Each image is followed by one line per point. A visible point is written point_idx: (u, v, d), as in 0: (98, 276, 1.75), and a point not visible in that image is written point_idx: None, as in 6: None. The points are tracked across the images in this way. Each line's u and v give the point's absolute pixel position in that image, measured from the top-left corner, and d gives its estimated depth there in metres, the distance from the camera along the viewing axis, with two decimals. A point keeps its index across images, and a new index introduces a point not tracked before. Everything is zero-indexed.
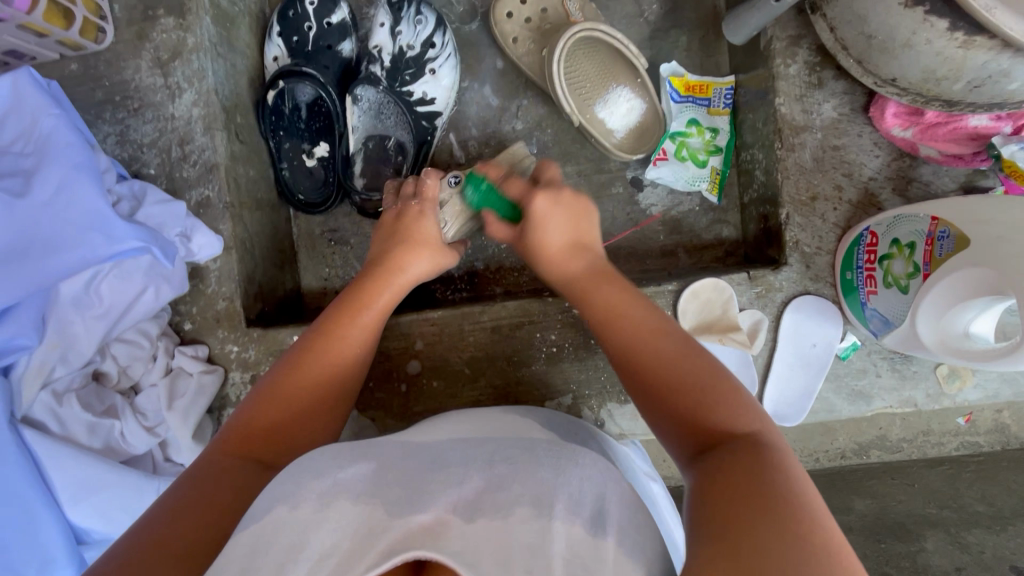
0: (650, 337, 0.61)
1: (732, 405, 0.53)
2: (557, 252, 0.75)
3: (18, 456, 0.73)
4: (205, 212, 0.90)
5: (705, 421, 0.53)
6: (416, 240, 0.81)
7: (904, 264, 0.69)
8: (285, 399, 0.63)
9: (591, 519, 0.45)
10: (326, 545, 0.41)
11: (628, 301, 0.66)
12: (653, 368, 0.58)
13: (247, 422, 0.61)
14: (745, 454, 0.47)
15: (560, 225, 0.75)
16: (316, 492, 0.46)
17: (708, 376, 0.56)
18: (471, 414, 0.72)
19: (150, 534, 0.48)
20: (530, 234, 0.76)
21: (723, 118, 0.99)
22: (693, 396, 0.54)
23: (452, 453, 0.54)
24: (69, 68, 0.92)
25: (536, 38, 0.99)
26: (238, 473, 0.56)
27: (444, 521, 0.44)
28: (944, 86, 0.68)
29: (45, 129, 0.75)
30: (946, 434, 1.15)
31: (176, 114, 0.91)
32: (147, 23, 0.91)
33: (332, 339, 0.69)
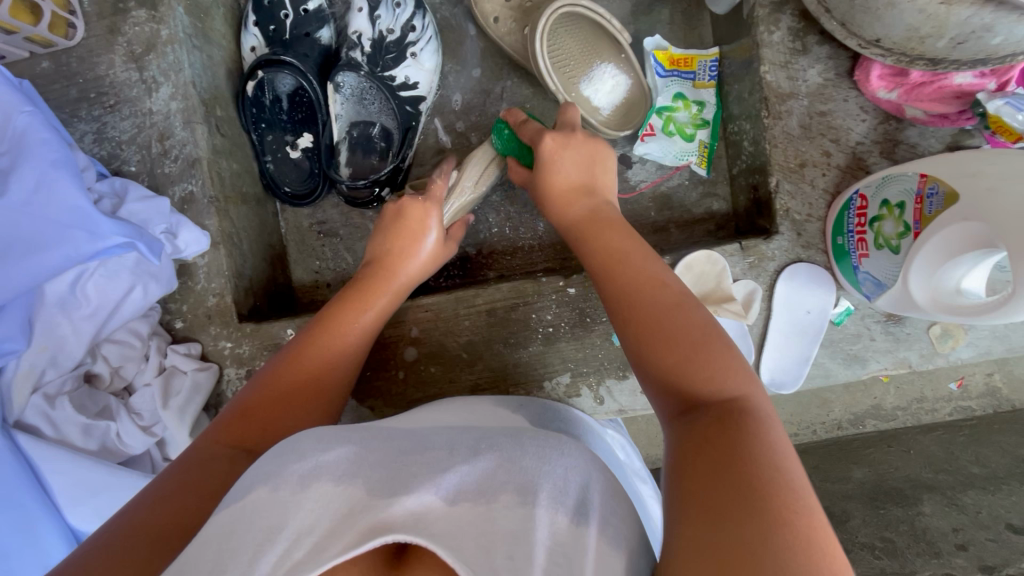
0: (647, 288, 0.61)
1: (720, 364, 0.52)
2: (563, 192, 0.76)
3: (13, 461, 0.73)
4: (190, 208, 0.88)
5: (686, 378, 0.52)
6: (416, 233, 0.80)
7: (895, 225, 0.69)
8: (278, 388, 0.63)
9: (576, 509, 0.45)
10: (304, 525, 0.41)
11: (630, 247, 0.66)
12: (644, 317, 0.58)
13: (240, 407, 0.62)
14: (719, 419, 0.46)
15: (571, 164, 0.76)
16: (294, 473, 0.45)
17: (700, 331, 0.55)
18: (459, 404, 0.72)
19: (135, 520, 0.48)
20: (540, 171, 0.77)
21: (709, 90, 0.98)
22: (679, 351, 0.54)
23: (444, 438, 0.55)
24: (41, 66, 0.90)
25: (517, 17, 0.97)
26: (230, 462, 0.55)
27: (428, 506, 0.44)
28: (928, 44, 0.68)
29: (18, 128, 0.73)
30: (939, 400, 1.17)
31: (154, 109, 0.89)
32: (118, 17, 0.89)
33: (331, 331, 0.70)
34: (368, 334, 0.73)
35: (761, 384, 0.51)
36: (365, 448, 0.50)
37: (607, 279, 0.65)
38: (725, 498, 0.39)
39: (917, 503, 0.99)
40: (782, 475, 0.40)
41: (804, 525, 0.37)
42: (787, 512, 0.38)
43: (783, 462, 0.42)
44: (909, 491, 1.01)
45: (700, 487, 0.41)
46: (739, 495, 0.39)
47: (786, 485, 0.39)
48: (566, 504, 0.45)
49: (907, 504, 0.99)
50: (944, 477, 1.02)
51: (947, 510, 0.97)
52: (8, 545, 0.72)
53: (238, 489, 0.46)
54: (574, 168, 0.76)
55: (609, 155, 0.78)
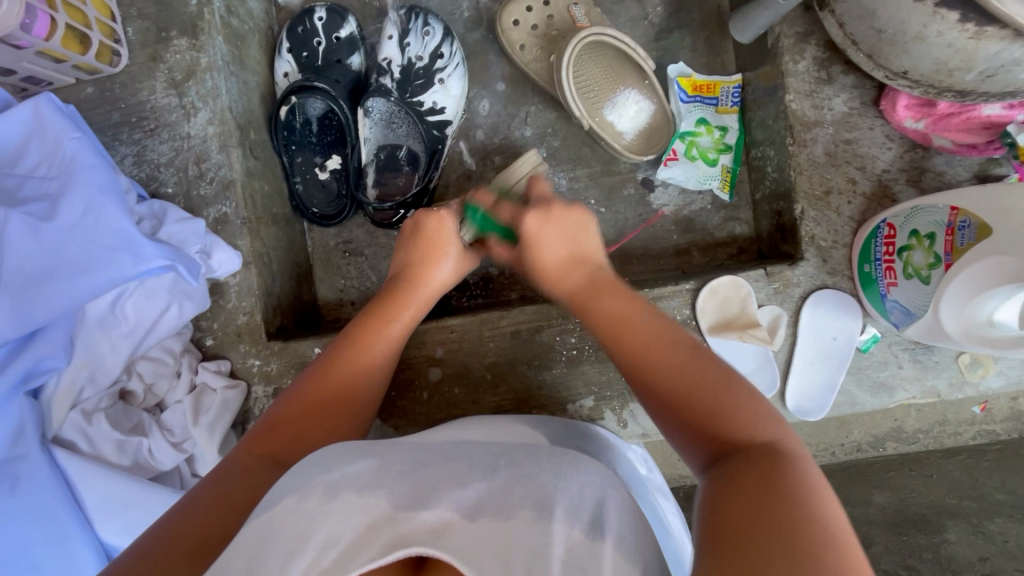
0: (666, 334, 0.62)
1: (747, 412, 0.53)
2: (556, 268, 0.74)
3: (50, 474, 0.75)
4: (223, 228, 0.91)
5: (717, 426, 0.52)
6: (439, 246, 0.80)
7: (925, 255, 0.69)
8: (306, 402, 0.64)
9: (590, 524, 0.46)
10: (330, 536, 0.42)
11: (634, 310, 0.66)
12: (658, 365, 0.59)
13: (269, 422, 0.62)
14: (758, 467, 0.47)
15: (556, 238, 0.75)
16: (322, 482, 0.46)
17: (718, 378, 0.56)
18: (482, 422, 0.72)
19: (172, 528, 0.49)
20: (527, 256, 0.76)
21: (732, 116, 0.99)
22: (703, 396, 0.55)
23: (466, 455, 0.57)
24: (85, 92, 0.93)
25: (543, 45, 1.00)
26: (259, 474, 0.56)
27: (449, 520, 0.44)
28: (957, 77, 0.68)
29: (68, 153, 0.76)
30: (962, 424, 1.11)
31: (192, 133, 0.92)
32: (161, 45, 0.92)
33: (357, 348, 0.70)
34: (391, 346, 0.73)
35: (792, 429, 0.52)
36: (386, 463, 0.52)
37: (620, 329, 0.64)
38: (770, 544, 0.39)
39: (943, 532, 1.00)
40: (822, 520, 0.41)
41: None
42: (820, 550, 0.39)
43: (827, 515, 0.42)
44: (933, 518, 1.02)
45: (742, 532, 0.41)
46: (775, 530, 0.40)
47: (820, 523, 0.41)
48: (581, 521, 0.46)
49: (933, 533, 1.01)
50: (969, 503, 1.02)
51: (973, 538, 0.98)
52: (41, 559, 0.73)
53: (268, 501, 0.46)
54: (555, 243, 0.74)
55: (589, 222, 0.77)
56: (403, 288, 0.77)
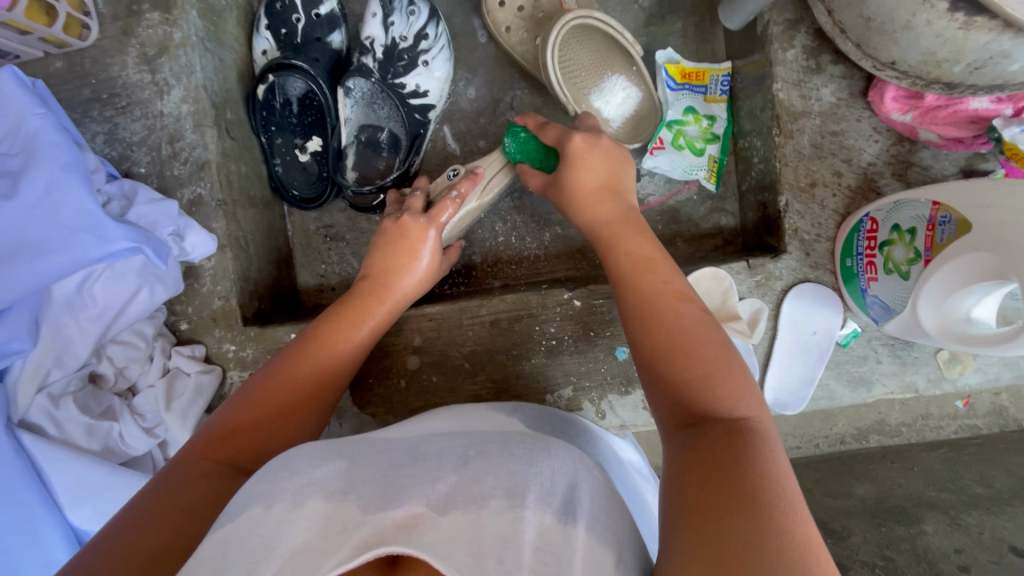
0: (672, 303, 0.60)
1: (734, 387, 0.51)
2: (590, 192, 0.75)
3: (16, 460, 0.73)
4: (197, 211, 0.89)
5: (693, 395, 0.51)
6: (410, 254, 0.80)
7: (905, 251, 0.68)
8: (267, 403, 0.64)
9: (563, 509, 0.46)
10: (296, 544, 0.41)
11: (650, 265, 0.65)
12: (663, 331, 0.57)
13: (228, 424, 0.61)
14: (725, 435, 0.46)
15: (596, 165, 0.76)
16: (287, 492, 0.46)
17: (715, 352, 0.54)
18: (455, 410, 0.73)
19: (127, 541, 0.48)
20: (565, 176, 0.76)
21: (720, 104, 0.98)
22: (699, 364, 0.53)
23: (438, 448, 0.56)
24: (54, 66, 0.90)
25: (530, 27, 0.97)
26: (216, 481, 0.55)
27: (417, 515, 0.44)
28: (945, 68, 0.67)
29: (31, 129, 0.73)
30: (945, 417, 1.15)
31: (165, 111, 0.89)
32: (132, 19, 0.89)
33: (322, 350, 0.70)
34: (358, 350, 0.74)
35: (767, 406, 0.51)
36: (355, 467, 0.51)
37: (631, 285, 0.64)
38: (725, 506, 0.39)
39: (919, 523, 0.92)
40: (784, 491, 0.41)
41: (803, 536, 0.38)
42: (781, 524, 0.38)
43: (787, 480, 0.42)
44: (911, 510, 0.95)
45: (701, 495, 0.42)
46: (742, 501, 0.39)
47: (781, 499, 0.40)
48: (553, 504, 0.46)
49: (909, 523, 0.93)
50: (947, 495, 0.97)
51: (950, 530, 0.90)
52: (8, 542, 0.72)
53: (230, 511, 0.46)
54: (597, 168, 0.76)
55: (627, 160, 0.78)
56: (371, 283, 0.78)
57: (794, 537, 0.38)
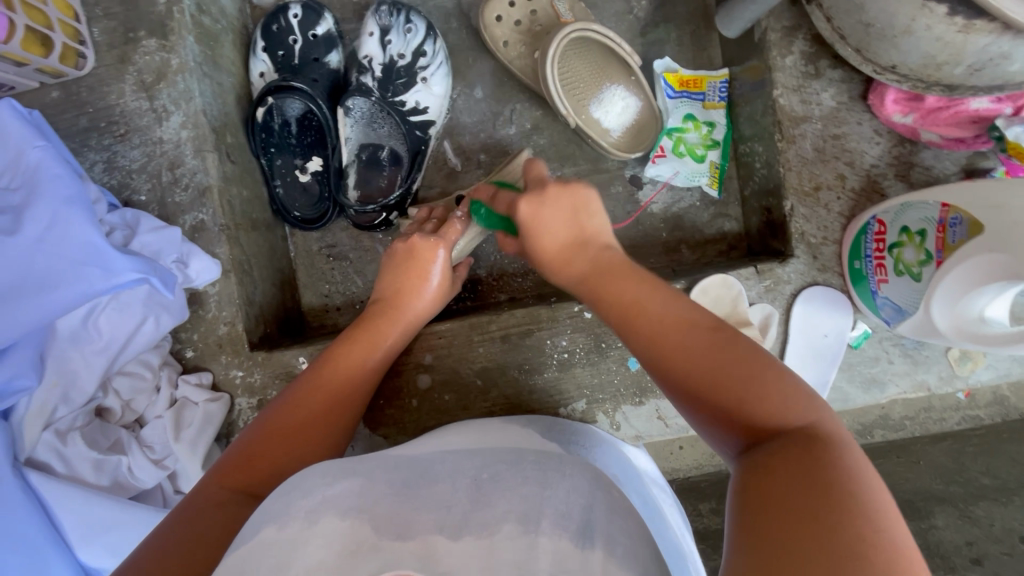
0: (672, 334, 0.56)
1: (779, 391, 0.50)
2: (557, 252, 0.70)
3: (24, 501, 0.71)
4: (200, 236, 0.88)
5: (742, 413, 0.50)
6: (421, 272, 0.79)
7: (915, 252, 0.69)
8: (285, 426, 0.63)
9: (580, 530, 0.45)
10: (313, 558, 0.40)
11: (649, 296, 0.61)
12: (679, 349, 0.55)
13: (248, 453, 0.61)
14: (793, 456, 0.44)
15: (557, 220, 0.70)
16: (300, 509, 0.45)
17: (747, 356, 0.53)
18: (473, 425, 0.73)
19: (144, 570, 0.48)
20: (528, 242, 0.71)
21: (719, 111, 0.98)
22: (734, 375, 0.52)
23: (449, 470, 0.56)
24: (50, 96, 0.89)
25: (527, 41, 0.98)
26: (233, 509, 0.55)
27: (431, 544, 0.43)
28: (945, 71, 0.68)
29: (32, 162, 0.72)
30: (947, 410, 1.10)
31: (164, 137, 0.88)
32: (129, 46, 0.88)
33: (336, 373, 0.69)
34: (374, 371, 0.73)
35: (823, 403, 0.50)
36: (367, 481, 0.51)
37: (631, 330, 0.60)
38: (803, 532, 0.38)
39: (930, 517, 0.94)
40: (861, 503, 0.40)
41: (887, 556, 0.37)
42: (866, 548, 0.37)
43: (863, 490, 0.41)
44: (921, 504, 0.96)
45: (769, 523, 0.40)
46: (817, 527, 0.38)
47: (859, 515, 0.39)
48: (569, 528, 0.45)
49: (920, 518, 0.94)
50: (956, 488, 0.97)
51: (961, 523, 0.93)
52: None
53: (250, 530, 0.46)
54: (558, 232, 0.70)
55: None
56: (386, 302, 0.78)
57: (877, 564, 0.36)
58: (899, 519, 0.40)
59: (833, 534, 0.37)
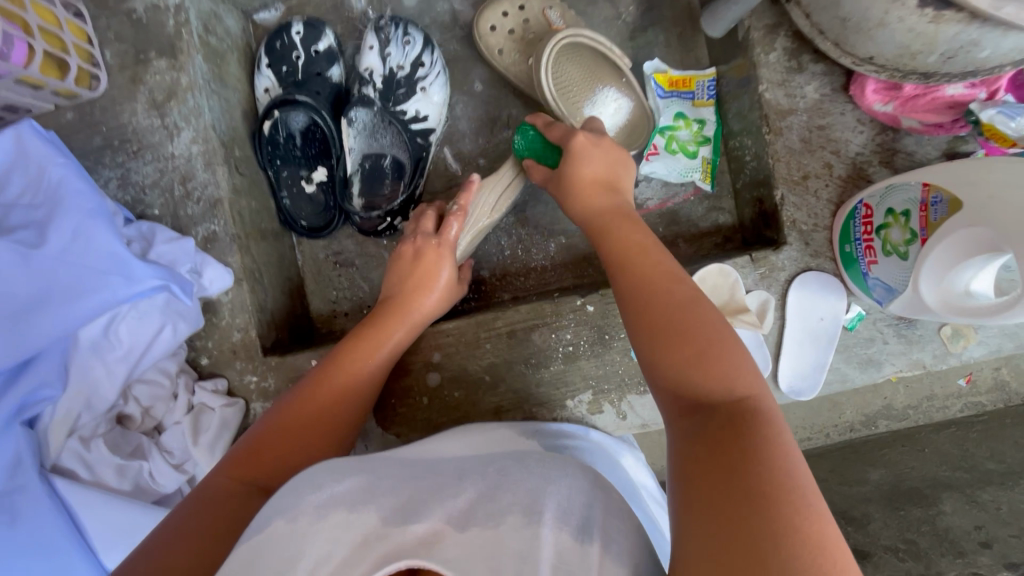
0: (660, 287, 0.61)
1: (729, 364, 0.52)
2: (588, 184, 0.78)
3: (51, 506, 0.73)
4: (213, 246, 0.91)
5: (689, 375, 0.52)
6: (428, 277, 0.82)
7: (902, 231, 0.72)
8: (295, 426, 0.65)
9: (579, 527, 0.46)
10: (321, 555, 0.41)
11: (650, 247, 0.67)
12: (658, 304, 0.59)
13: (256, 447, 0.63)
14: (726, 421, 0.46)
15: (597, 161, 0.79)
16: (310, 504, 0.46)
17: (710, 330, 0.55)
18: (474, 432, 0.75)
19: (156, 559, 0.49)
20: (567, 166, 0.79)
21: (709, 108, 1.02)
22: (694, 342, 0.54)
23: (455, 467, 0.58)
24: (65, 117, 0.92)
25: (521, 48, 1.01)
26: (242, 501, 0.56)
27: (438, 532, 0.44)
28: (920, 59, 0.71)
29: (53, 179, 0.75)
30: (950, 397, 1.15)
31: (176, 152, 0.92)
32: (140, 67, 0.92)
33: (343, 374, 0.72)
34: (378, 375, 0.75)
35: (765, 384, 0.51)
36: (373, 479, 0.52)
37: (624, 275, 0.65)
38: (724, 502, 0.40)
39: (937, 503, 0.90)
40: (784, 475, 0.41)
41: (806, 524, 0.38)
42: (778, 514, 0.38)
43: (789, 464, 0.42)
44: (929, 492, 0.93)
45: (703, 485, 0.42)
46: (740, 496, 0.40)
47: (783, 487, 0.40)
48: (569, 524, 0.46)
49: (928, 505, 0.90)
50: (962, 474, 0.96)
51: (967, 508, 0.87)
52: None
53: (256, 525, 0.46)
54: (597, 197, 0.77)
55: (629, 163, 0.81)
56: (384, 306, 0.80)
57: (791, 530, 0.38)
58: (818, 496, 0.41)
59: (750, 503, 0.39)
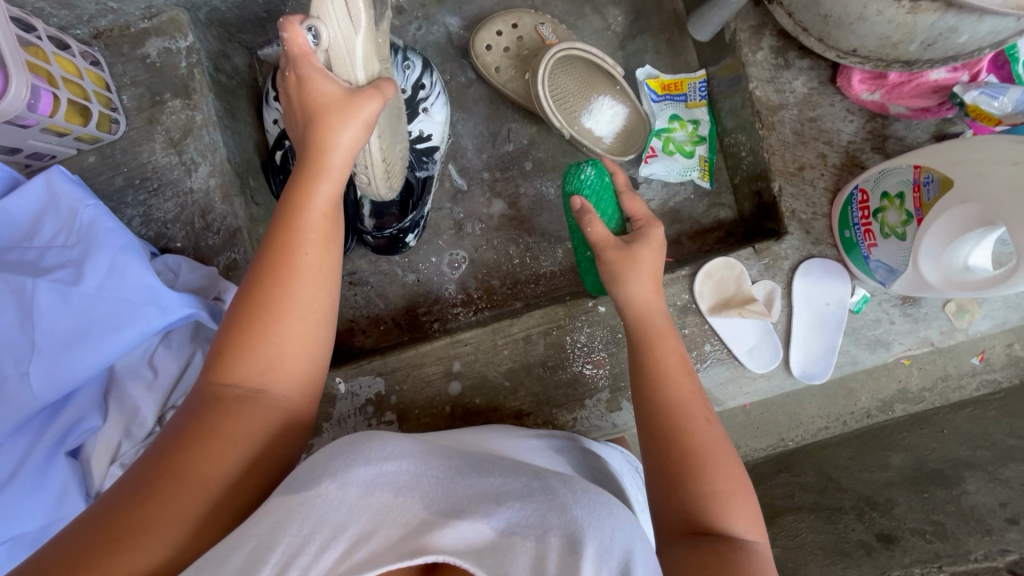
0: (693, 424, 0.63)
1: (738, 511, 0.58)
2: (649, 281, 0.74)
3: None
4: (235, 274, 0.94)
5: (698, 508, 0.58)
6: (326, 113, 0.64)
7: (898, 213, 0.74)
8: (236, 345, 0.57)
9: (619, 569, 0.44)
10: (364, 530, 0.45)
11: (681, 371, 0.68)
12: (691, 433, 0.62)
13: (212, 377, 0.56)
14: (720, 559, 0.53)
15: (650, 263, 0.76)
16: (360, 477, 0.48)
17: (733, 477, 0.60)
18: (506, 441, 0.71)
19: (108, 516, 0.47)
20: (637, 245, 0.77)
21: (701, 109, 1.05)
22: (716, 481, 0.59)
23: (504, 467, 0.55)
24: (87, 160, 0.97)
25: (516, 64, 1.06)
26: (200, 441, 0.52)
27: (483, 537, 0.45)
28: (902, 48, 0.74)
29: (85, 220, 0.79)
30: (964, 376, 1.12)
31: (194, 187, 0.96)
32: (156, 108, 0.96)
33: (274, 269, 0.60)
34: (319, 251, 0.62)
35: (762, 537, 0.59)
36: (424, 462, 0.52)
37: (656, 383, 0.67)
38: None
39: (960, 483, 0.88)
40: None
41: None
42: None
43: None
44: (950, 472, 0.91)
45: None
46: None
47: None
48: (610, 564, 0.44)
49: (952, 486, 0.88)
50: (983, 452, 0.94)
51: (991, 486, 0.85)
52: None
53: (301, 479, 0.49)
54: (653, 297, 0.74)
55: (665, 246, 0.79)
56: (309, 188, 0.64)
57: None
58: None
59: None
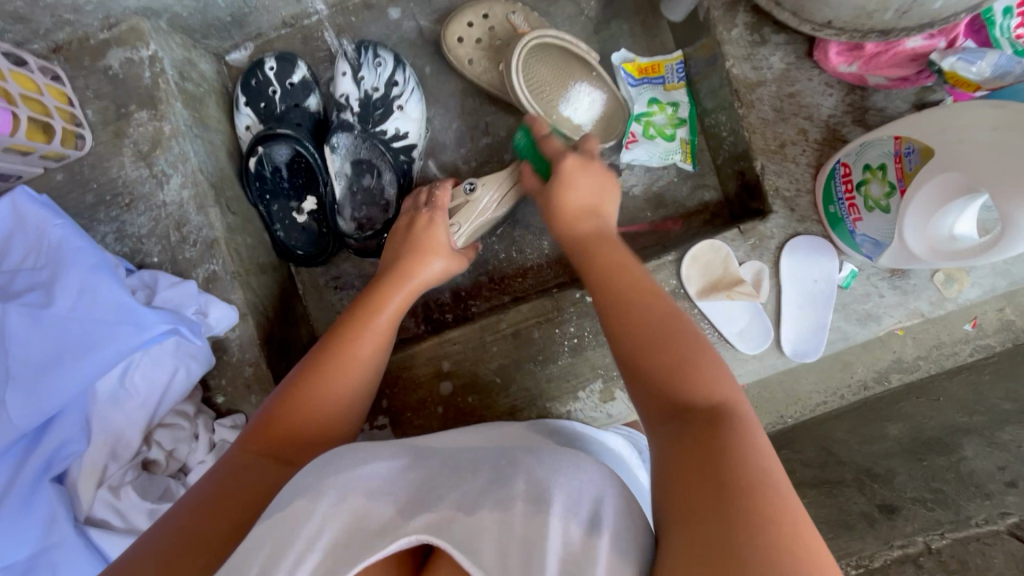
0: (644, 315, 0.62)
1: (705, 378, 0.54)
2: (574, 211, 0.80)
3: (88, 558, 0.74)
4: (215, 286, 0.92)
5: (668, 387, 0.55)
6: (428, 248, 0.84)
7: (880, 186, 0.74)
8: (305, 403, 0.64)
9: (588, 520, 0.44)
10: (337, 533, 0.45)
11: (627, 271, 0.69)
12: (634, 321, 0.62)
13: (270, 418, 0.63)
14: (705, 428, 0.49)
15: (585, 188, 0.81)
16: (335, 486, 0.48)
17: (689, 349, 0.57)
18: (492, 428, 0.72)
19: (173, 531, 0.51)
20: (555, 195, 0.82)
21: (680, 90, 1.03)
22: (671, 354, 0.57)
23: (477, 459, 0.57)
24: (56, 178, 0.94)
25: (490, 55, 1.04)
26: (263, 472, 0.58)
27: (449, 518, 0.46)
28: (877, 18, 0.73)
29: (53, 240, 0.77)
30: (958, 343, 1.07)
31: (167, 200, 0.93)
32: (123, 121, 0.94)
33: (345, 350, 0.70)
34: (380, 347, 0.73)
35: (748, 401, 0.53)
36: (397, 467, 0.53)
37: (605, 290, 0.67)
38: (698, 488, 0.43)
39: (958, 448, 0.86)
40: (764, 481, 0.43)
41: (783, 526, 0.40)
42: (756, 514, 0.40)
43: (767, 471, 0.44)
44: (947, 438, 0.89)
45: (688, 481, 0.45)
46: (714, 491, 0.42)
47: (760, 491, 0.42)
48: (580, 515, 0.44)
49: (948, 451, 0.87)
50: (979, 417, 0.91)
51: (988, 450, 0.84)
52: None
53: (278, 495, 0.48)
54: (584, 224, 0.78)
55: (616, 188, 0.83)
56: (384, 297, 0.77)
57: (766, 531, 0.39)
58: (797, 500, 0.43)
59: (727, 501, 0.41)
